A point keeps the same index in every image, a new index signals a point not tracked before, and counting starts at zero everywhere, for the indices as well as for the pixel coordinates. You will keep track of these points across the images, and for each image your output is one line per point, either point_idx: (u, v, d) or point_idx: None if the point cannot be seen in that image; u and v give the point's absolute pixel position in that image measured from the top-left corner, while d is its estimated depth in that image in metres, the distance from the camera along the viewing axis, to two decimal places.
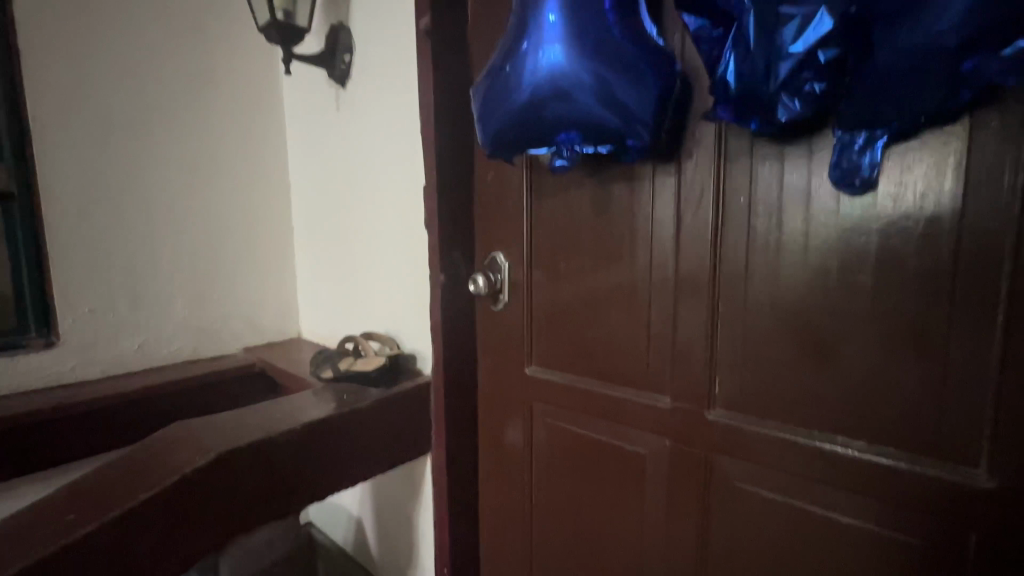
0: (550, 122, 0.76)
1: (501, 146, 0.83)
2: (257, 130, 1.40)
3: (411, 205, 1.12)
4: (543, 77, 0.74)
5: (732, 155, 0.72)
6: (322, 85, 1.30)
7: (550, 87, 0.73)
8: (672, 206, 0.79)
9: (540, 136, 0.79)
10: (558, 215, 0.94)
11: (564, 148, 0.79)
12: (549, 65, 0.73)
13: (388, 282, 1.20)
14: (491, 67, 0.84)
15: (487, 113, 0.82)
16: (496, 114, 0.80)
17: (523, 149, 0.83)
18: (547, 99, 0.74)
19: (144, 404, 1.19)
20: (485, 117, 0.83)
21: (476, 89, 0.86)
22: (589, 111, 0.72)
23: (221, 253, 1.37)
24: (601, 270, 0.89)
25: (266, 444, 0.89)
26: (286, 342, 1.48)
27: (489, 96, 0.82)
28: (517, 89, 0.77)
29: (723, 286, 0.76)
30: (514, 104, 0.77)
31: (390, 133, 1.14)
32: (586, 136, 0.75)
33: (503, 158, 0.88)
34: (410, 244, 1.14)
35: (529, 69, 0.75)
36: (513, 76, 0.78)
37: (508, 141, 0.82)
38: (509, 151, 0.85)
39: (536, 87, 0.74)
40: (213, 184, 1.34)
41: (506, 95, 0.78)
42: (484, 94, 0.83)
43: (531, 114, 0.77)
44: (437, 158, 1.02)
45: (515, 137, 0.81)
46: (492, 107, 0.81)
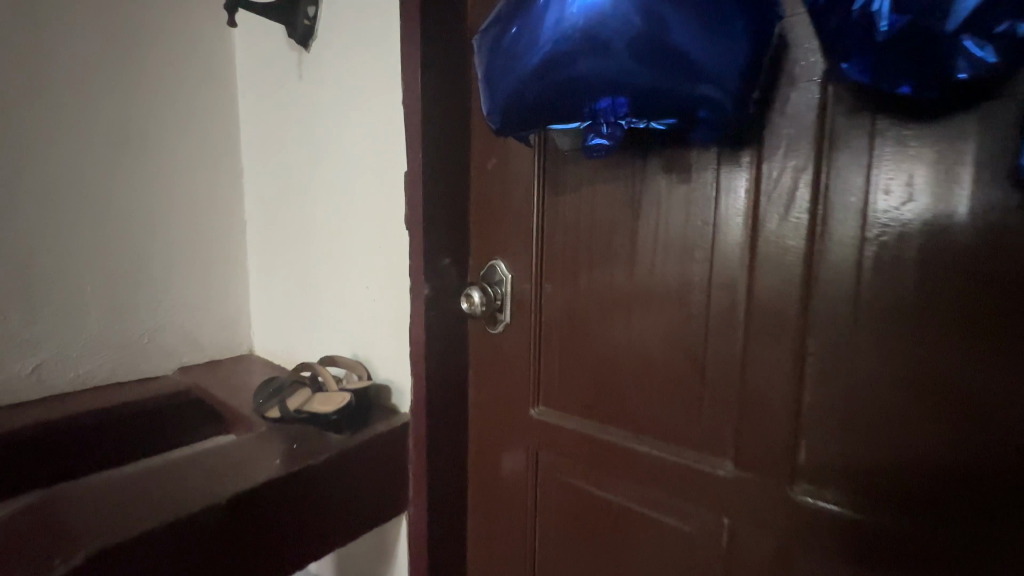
0: (583, 91, 0.54)
1: (515, 123, 0.62)
2: (203, 104, 1.15)
3: (389, 197, 0.90)
4: (575, 26, 0.52)
5: (839, 140, 0.52)
6: (281, 47, 1.06)
7: (586, 39, 0.52)
8: (745, 208, 0.59)
9: (568, 109, 0.57)
10: (581, 217, 0.74)
11: (602, 118, 0.55)
12: (583, 9, 0.51)
13: (359, 293, 0.97)
14: (500, 14, 0.61)
15: (496, 77, 0.60)
16: (509, 77, 0.58)
17: (544, 126, 0.61)
18: (581, 58, 0.53)
19: (62, 439, 0.94)
20: (494, 83, 0.61)
21: (479, 45, 0.64)
22: (643, 72, 0.51)
23: (150, 253, 1.11)
24: (639, 290, 0.69)
25: (169, 538, 0.63)
26: (233, 361, 1.23)
27: (497, 53, 0.60)
28: (537, 44, 0.55)
29: (818, 318, 0.56)
30: (532, 65, 0.56)
31: (364, 108, 0.91)
32: (637, 108, 0.54)
33: (514, 137, 0.65)
34: (388, 247, 0.91)
35: (554, 18, 0.54)
36: (532, 27, 0.56)
37: (524, 115, 0.60)
38: (526, 131, 0.63)
39: (564, 41, 0.53)
40: (142, 168, 1.09)
41: (523, 53, 0.57)
42: (491, 50, 0.61)
43: (556, 80, 0.55)
44: (422, 136, 0.79)
45: (533, 110, 0.59)
46: (503, 69, 0.59)
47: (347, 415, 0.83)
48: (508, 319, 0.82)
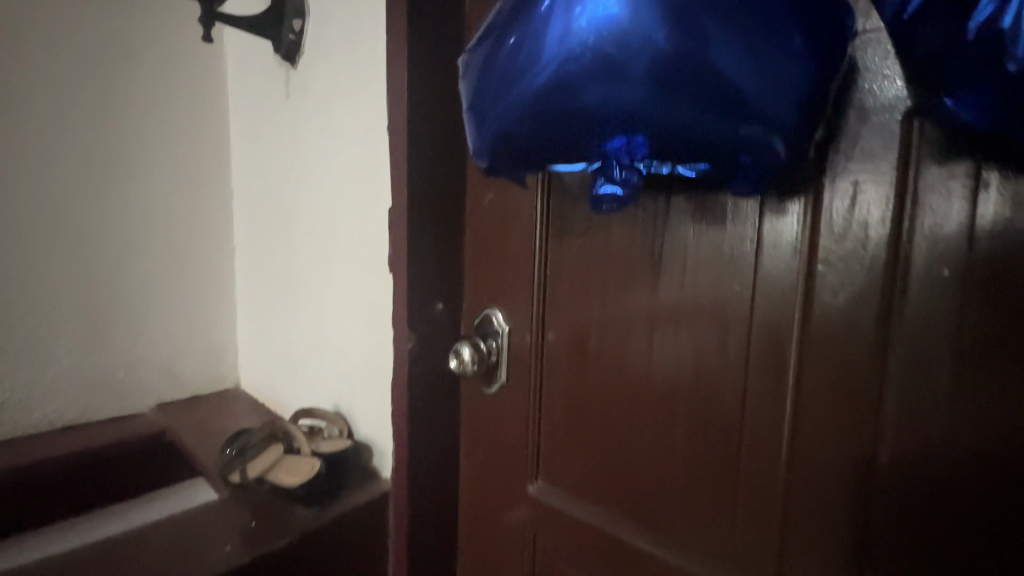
0: (593, 124, 0.43)
1: (510, 160, 0.51)
2: (190, 122, 1.08)
3: (376, 233, 0.80)
4: (584, 43, 0.41)
5: (925, 196, 0.41)
6: (270, 63, 0.98)
7: (599, 59, 0.41)
8: (796, 271, 0.48)
9: (575, 145, 0.46)
10: (590, 267, 0.63)
11: (615, 164, 0.45)
12: (596, 22, 0.41)
13: (341, 336, 0.87)
14: (493, 30, 0.51)
15: (486, 105, 0.49)
16: (502, 107, 0.47)
17: (544, 165, 0.50)
18: (592, 83, 0.42)
19: (11, 493, 0.86)
20: (483, 112, 0.50)
21: (465, 65, 0.53)
22: (671, 103, 0.40)
23: (127, 282, 1.04)
24: (659, 359, 0.58)
25: None
26: (216, 396, 1.14)
27: (489, 75, 0.49)
28: (537, 64, 0.44)
29: (891, 415, 0.45)
30: (531, 90, 0.45)
31: (350, 132, 0.82)
32: (662, 146, 0.42)
33: (508, 177, 0.54)
34: (372, 286, 0.81)
35: (558, 34, 0.43)
36: (532, 44, 0.45)
37: (520, 151, 0.49)
38: (523, 169, 0.52)
39: (570, 62, 0.42)
40: (121, 192, 1.02)
41: (519, 75, 0.46)
42: (481, 72, 0.50)
43: (560, 110, 0.44)
44: (408, 167, 0.69)
45: (531, 146, 0.48)
46: (495, 94, 0.48)
47: (314, 490, 0.72)
48: (505, 377, 0.71)
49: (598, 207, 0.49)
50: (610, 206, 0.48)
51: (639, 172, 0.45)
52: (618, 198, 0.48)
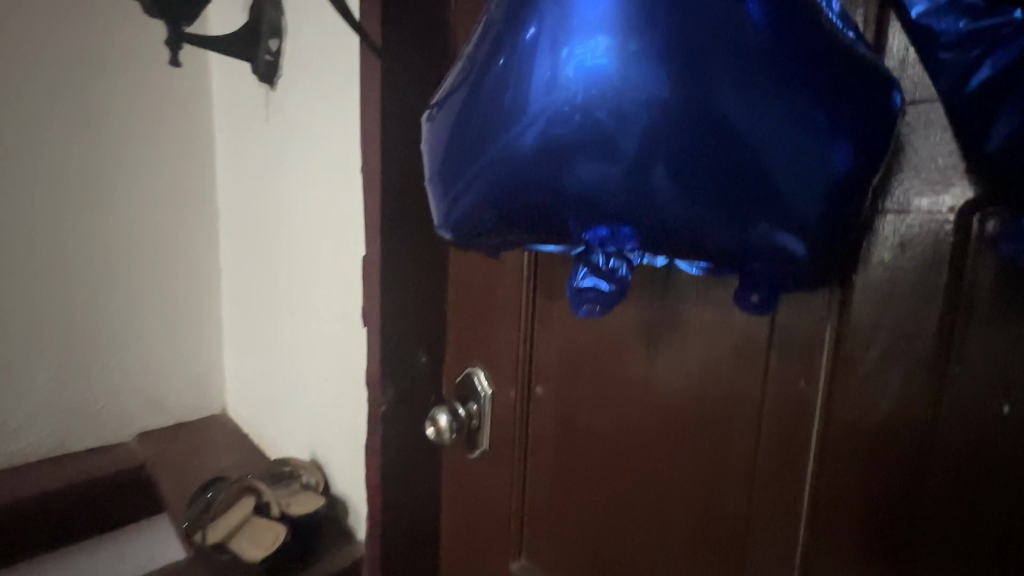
0: (577, 202, 0.36)
1: (480, 236, 0.43)
2: (171, 141, 1.02)
3: (351, 284, 0.73)
4: (573, 99, 0.35)
5: (977, 309, 0.33)
6: (250, 81, 0.91)
7: (588, 121, 0.34)
8: (816, 376, 0.40)
9: (555, 226, 0.38)
10: (581, 342, 0.56)
11: (600, 249, 0.37)
12: (585, 75, 0.34)
13: (316, 385, 0.81)
14: (464, 78, 0.44)
15: (455, 167, 0.42)
16: (474, 169, 0.41)
17: (520, 242, 0.43)
18: (579, 150, 0.35)
19: None
20: (452, 175, 0.43)
21: (431, 117, 0.46)
22: (671, 182, 0.33)
23: (105, 310, 1.00)
24: (652, 449, 0.51)
25: None
26: (201, 424, 1.10)
27: (459, 132, 0.42)
28: (518, 121, 0.38)
29: (924, 561, 0.37)
30: (508, 153, 0.38)
31: (325, 168, 0.75)
32: (652, 238, 0.35)
33: (479, 250, 0.46)
34: (348, 335, 0.75)
35: (541, 86, 0.37)
36: (511, 96, 0.39)
37: (491, 226, 0.41)
38: (497, 246, 0.45)
39: (556, 122, 0.35)
40: (99, 217, 0.97)
41: (495, 134, 0.39)
42: (450, 127, 0.43)
43: (541, 180, 0.37)
44: (382, 214, 0.63)
45: (505, 221, 0.40)
46: (466, 153, 0.41)
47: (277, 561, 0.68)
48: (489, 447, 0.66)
49: (573, 303, 0.41)
50: (592, 304, 0.40)
51: (628, 265, 0.38)
52: (602, 296, 0.40)
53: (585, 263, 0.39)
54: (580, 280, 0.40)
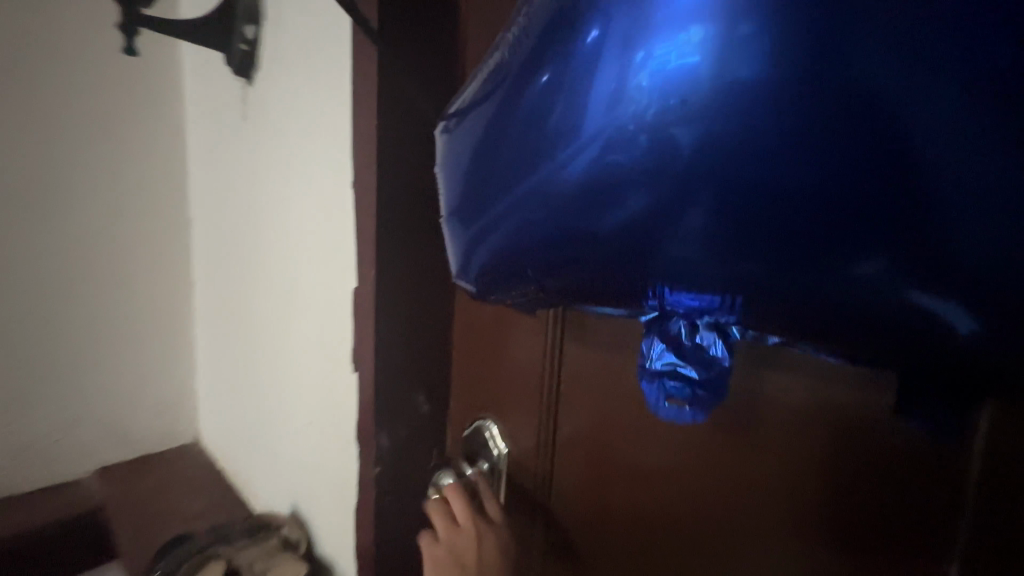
0: (631, 249, 0.28)
1: (502, 283, 0.35)
2: (138, 143, 0.91)
3: (334, 323, 0.61)
4: (643, 115, 0.26)
5: None
6: (224, 73, 0.80)
7: (659, 145, 0.26)
8: (964, 469, 0.33)
9: (598, 278, 0.30)
10: (620, 406, 0.47)
11: (682, 317, 0.29)
12: (663, 81, 0.26)
13: (297, 434, 0.70)
14: (493, 76, 0.33)
15: (479, 197, 0.34)
16: (506, 205, 0.32)
17: (556, 298, 0.34)
18: (642, 183, 0.27)
19: None
20: (474, 206, 0.34)
21: (450, 130, 0.37)
22: (757, 222, 0.25)
23: (57, 330, 0.89)
24: (682, 518, 0.45)
25: None
26: (170, 457, 0.99)
27: (485, 152, 0.34)
28: (564, 142, 0.29)
29: None
30: (547, 182, 0.30)
31: (310, 182, 0.64)
32: (728, 295, 0.26)
33: (509, 303, 0.38)
34: (329, 376, 0.63)
35: (602, 97, 0.28)
36: (557, 110, 0.30)
37: (518, 273, 0.33)
38: (524, 298, 0.36)
39: (615, 145, 0.27)
40: (51, 231, 0.86)
41: (532, 159, 0.31)
42: (474, 145, 0.34)
43: (586, 219, 0.28)
44: (376, 238, 0.53)
45: (534, 269, 0.32)
46: (497, 183, 0.33)
47: None
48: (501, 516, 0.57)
49: (652, 400, 0.33)
50: (672, 397, 0.31)
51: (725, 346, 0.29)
52: (690, 387, 0.31)
53: (659, 335, 0.31)
54: (659, 362, 0.31)
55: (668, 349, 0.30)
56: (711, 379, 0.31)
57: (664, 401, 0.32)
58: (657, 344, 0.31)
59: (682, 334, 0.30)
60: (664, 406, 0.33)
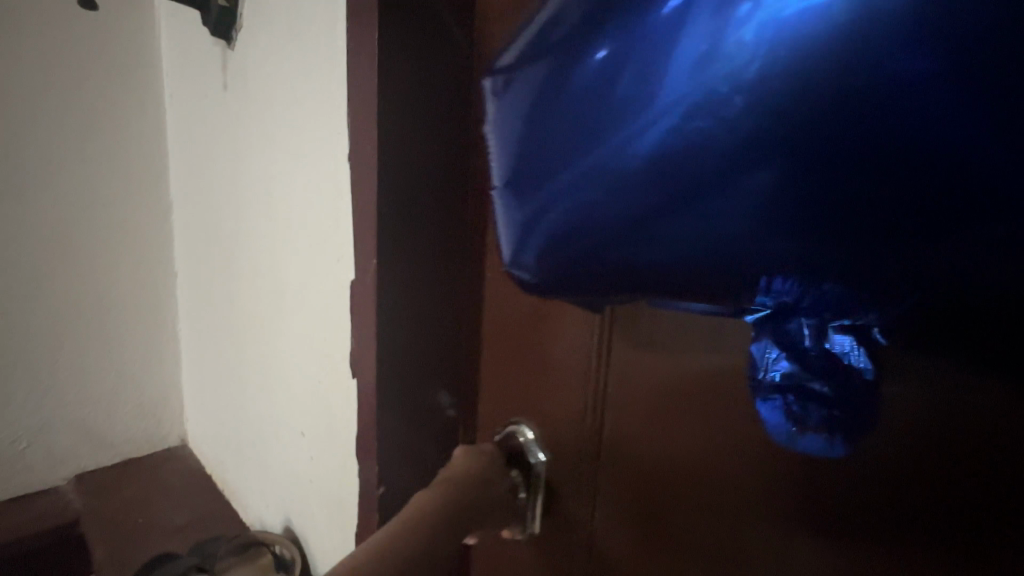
0: (693, 227, 0.24)
1: (540, 276, 0.28)
2: (112, 119, 0.82)
3: (331, 320, 0.53)
4: (740, 75, 0.22)
5: None
6: (202, 37, 0.72)
7: (763, 108, 0.21)
8: None
9: (654, 266, 0.25)
10: (684, 420, 0.39)
11: (805, 318, 0.25)
12: (775, 32, 0.21)
13: (289, 442, 0.62)
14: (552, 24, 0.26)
15: (525, 172, 0.28)
16: (562, 182, 0.26)
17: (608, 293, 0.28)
18: (735, 155, 0.22)
19: None
20: (518, 179, 0.28)
21: (484, 89, 0.29)
22: (856, 192, 0.21)
23: (21, 324, 0.81)
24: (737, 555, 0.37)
25: None
26: (155, 461, 0.92)
27: (535, 119, 0.27)
28: (639, 107, 0.24)
29: None
30: (616, 152, 0.25)
31: (300, 158, 0.56)
32: (812, 279, 0.23)
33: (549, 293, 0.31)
34: (323, 379, 0.55)
35: (691, 54, 0.23)
36: (633, 71, 0.25)
37: (565, 265, 0.27)
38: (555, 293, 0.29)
39: (701, 111, 0.23)
40: (15, 217, 0.78)
41: (596, 126, 0.26)
42: (518, 110, 0.28)
43: (655, 193, 0.24)
44: (380, 222, 0.45)
45: (582, 257, 0.26)
46: (549, 155, 0.27)
47: None
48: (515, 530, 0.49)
49: (777, 426, 0.27)
50: (800, 420, 0.27)
51: (860, 351, 0.26)
52: (823, 407, 0.26)
53: (774, 340, 0.26)
54: (778, 374, 0.27)
55: (787, 356, 0.26)
56: (850, 399, 0.26)
57: (790, 428, 0.27)
58: (772, 350, 0.27)
59: (805, 339, 0.26)
60: (800, 437, 0.27)
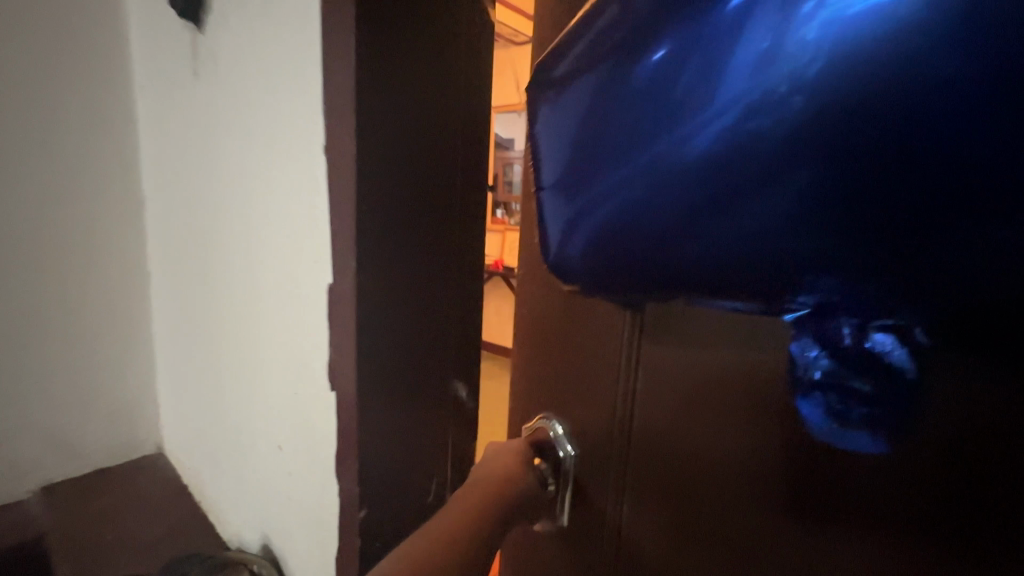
0: (737, 226, 0.23)
1: (589, 273, 0.29)
2: (74, 107, 0.77)
3: (310, 330, 0.50)
4: (802, 75, 0.21)
5: None
6: (171, 21, 0.67)
7: (820, 106, 0.21)
8: None
9: (698, 264, 0.25)
10: None
11: (847, 317, 0.23)
12: (840, 32, 0.20)
13: (265, 455, 0.58)
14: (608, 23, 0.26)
15: (577, 170, 0.28)
16: (612, 180, 0.27)
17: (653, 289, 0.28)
18: (791, 154, 0.22)
19: None
20: (572, 179, 0.29)
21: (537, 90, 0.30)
22: (924, 189, 0.19)
23: None
24: None
25: None
26: (128, 470, 0.88)
27: (591, 120, 0.28)
28: (696, 106, 0.24)
29: None
30: (669, 146, 0.25)
31: (274, 154, 0.52)
32: (863, 281, 0.21)
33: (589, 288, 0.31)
34: (300, 389, 0.52)
35: (750, 53, 0.23)
36: (690, 68, 0.24)
37: (610, 260, 0.27)
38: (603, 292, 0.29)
39: (758, 109, 0.22)
40: None
41: (649, 124, 0.25)
42: (571, 109, 0.28)
43: (702, 190, 0.24)
44: (359, 225, 0.41)
45: (630, 256, 0.27)
46: (601, 153, 0.27)
47: None
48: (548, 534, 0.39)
49: (817, 424, 0.25)
50: (842, 418, 0.24)
51: (905, 352, 0.22)
52: (863, 404, 0.23)
53: (814, 337, 0.24)
54: (818, 372, 0.24)
55: (827, 354, 0.24)
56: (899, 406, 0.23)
57: (829, 426, 0.24)
58: (812, 348, 0.24)
59: (844, 338, 0.23)
60: (842, 435, 0.24)
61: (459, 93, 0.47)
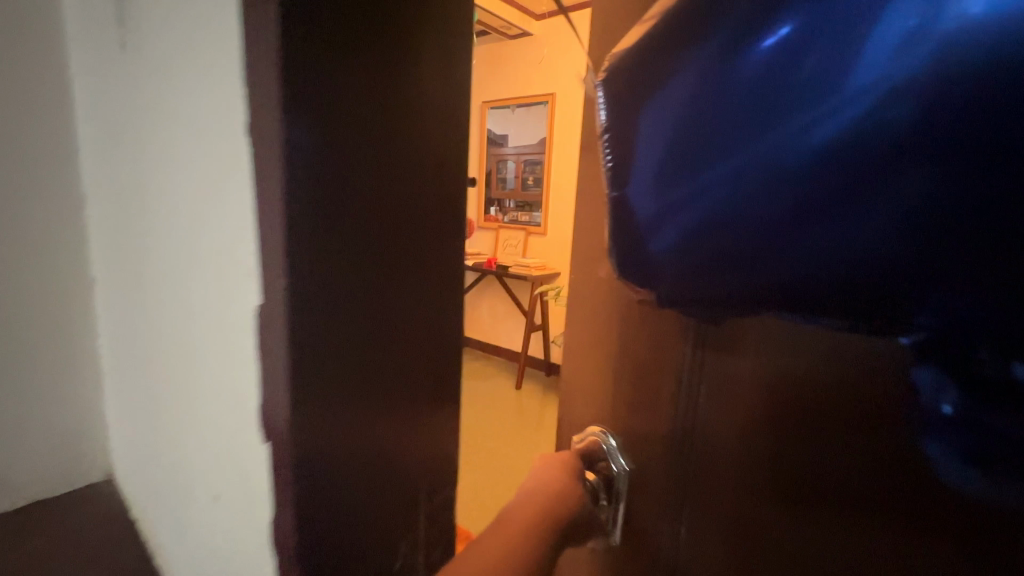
0: (843, 224, 0.25)
1: (691, 264, 0.30)
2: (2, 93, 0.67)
3: (242, 361, 0.39)
4: (903, 76, 0.22)
5: None
6: None
7: (967, 99, 0.21)
8: None
9: (780, 269, 0.28)
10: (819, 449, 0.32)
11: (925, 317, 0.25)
12: (962, 29, 0.21)
13: (203, 504, 0.49)
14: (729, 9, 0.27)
15: (682, 159, 0.29)
16: (720, 171, 0.28)
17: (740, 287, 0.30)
18: (912, 152, 0.23)
19: None
20: (674, 171, 0.30)
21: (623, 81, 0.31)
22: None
23: None
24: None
25: None
26: (73, 502, 0.77)
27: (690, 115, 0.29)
28: (800, 104, 0.25)
29: None
30: (776, 143, 0.26)
31: (198, 139, 0.41)
32: (980, 268, 0.23)
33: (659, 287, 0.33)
34: (230, 432, 0.42)
35: (895, 31, 0.23)
36: (813, 59, 0.25)
37: (712, 249, 0.29)
38: (689, 296, 0.31)
39: (888, 104, 0.23)
40: None
41: (755, 120, 0.27)
42: (679, 98, 0.29)
43: (797, 193, 0.26)
44: (287, 217, 0.31)
45: (733, 242, 0.28)
46: (704, 146, 0.28)
47: None
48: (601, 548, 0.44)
49: (923, 389, 0.27)
50: (943, 387, 0.26)
51: None
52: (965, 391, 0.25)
53: (933, 325, 0.25)
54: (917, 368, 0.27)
55: (930, 348, 0.26)
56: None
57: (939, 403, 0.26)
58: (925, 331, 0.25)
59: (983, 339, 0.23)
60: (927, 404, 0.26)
61: (428, 64, 0.38)
